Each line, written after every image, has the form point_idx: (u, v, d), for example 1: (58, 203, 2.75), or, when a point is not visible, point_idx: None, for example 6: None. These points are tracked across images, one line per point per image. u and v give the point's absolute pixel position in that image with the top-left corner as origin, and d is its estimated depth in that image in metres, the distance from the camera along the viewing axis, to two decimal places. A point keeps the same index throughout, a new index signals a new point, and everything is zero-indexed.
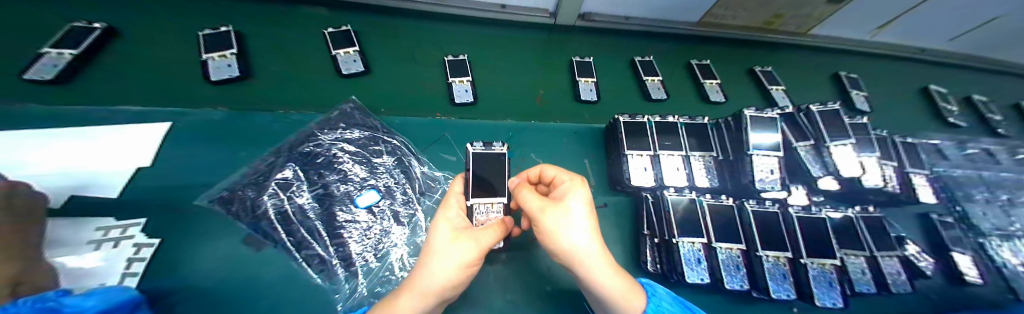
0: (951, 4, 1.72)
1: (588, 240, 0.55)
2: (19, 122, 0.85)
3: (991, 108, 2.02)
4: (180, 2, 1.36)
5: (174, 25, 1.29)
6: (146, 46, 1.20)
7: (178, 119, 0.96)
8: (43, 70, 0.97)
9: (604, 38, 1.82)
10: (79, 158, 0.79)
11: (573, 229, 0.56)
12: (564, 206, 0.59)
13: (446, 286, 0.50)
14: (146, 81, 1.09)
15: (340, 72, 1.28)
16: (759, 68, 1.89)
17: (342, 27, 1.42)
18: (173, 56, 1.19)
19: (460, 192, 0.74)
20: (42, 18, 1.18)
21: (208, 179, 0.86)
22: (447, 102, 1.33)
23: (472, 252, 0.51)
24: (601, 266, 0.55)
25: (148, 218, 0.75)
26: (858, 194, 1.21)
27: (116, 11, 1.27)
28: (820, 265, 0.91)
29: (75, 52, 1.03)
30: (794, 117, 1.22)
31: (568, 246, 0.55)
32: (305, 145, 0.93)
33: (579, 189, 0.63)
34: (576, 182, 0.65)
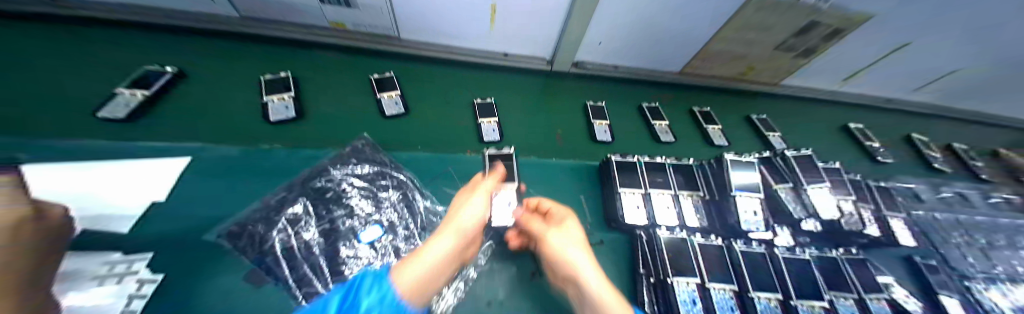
0: (908, 58, 1.97)
1: (582, 256, 0.80)
2: (69, 154, 0.92)
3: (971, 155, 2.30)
4: (225, 47, 1.53)
5: (217, 67, 1.44)
6: (205, 86, 1.34)
7: (198, 155, 1.02)
8: (116, 108, 1.09)
9: (603, 84, 2.02)
10: (110, 193, 0.83)
11: (570, 246, 0.83)
12: (563, 232, 0.88)
13: (465, 231, 0.80)
14: (190, 117, 1.18)
15: (381, 113, 1.41)
16: (756, 116, 2.06)
17: (386, 74, 1.59)
18: (216, 95, 1.31)
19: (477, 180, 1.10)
20: (99, 61, 1.32)
21: (221, 212, 0.89)
22: (476, 139, 1.43)
23: (482, 201, 0.92)
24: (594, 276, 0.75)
25: (154, 252, 0.76)
26: (844, 237, 1.25)
27: (187, 56, 1.45)
28: (811, 308, 0.92)
29: (147, 92, 1.16)
30: (772, 161, 1.33)
31: (568, 257, 0.79)
32: (317, 181, 0.97)
33: (571, 222, 0.95)
34: (570, 218, 0.97)
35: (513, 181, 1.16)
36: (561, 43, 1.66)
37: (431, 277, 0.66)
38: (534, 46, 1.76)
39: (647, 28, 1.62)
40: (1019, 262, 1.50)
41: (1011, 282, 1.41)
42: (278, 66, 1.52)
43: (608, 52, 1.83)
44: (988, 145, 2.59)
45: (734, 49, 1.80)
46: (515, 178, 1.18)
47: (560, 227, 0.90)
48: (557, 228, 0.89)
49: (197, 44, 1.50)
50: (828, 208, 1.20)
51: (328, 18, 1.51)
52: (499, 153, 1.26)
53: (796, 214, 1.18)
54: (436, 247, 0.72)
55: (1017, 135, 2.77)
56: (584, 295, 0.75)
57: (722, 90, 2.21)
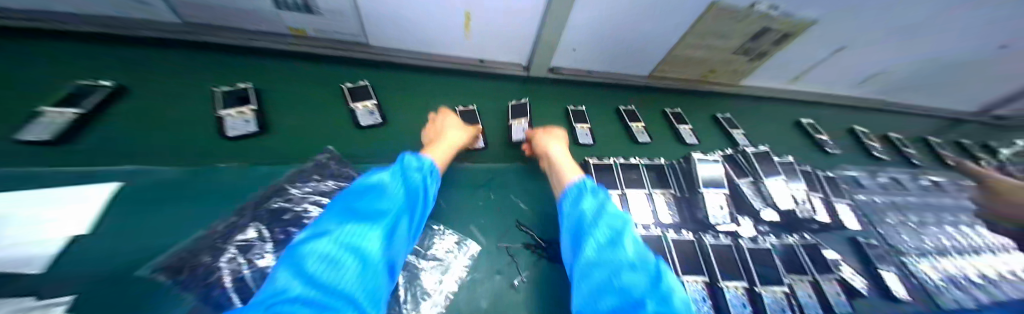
0: (848, 58, 2.21)
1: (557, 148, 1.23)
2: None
3: (903, 143, 2.64)
4: (170, 57, 1.40)
5: (161, 79, 1.31)
6: (149, 101, 1.21)
7: (131, 179, 0.92)
8: (38, 130, 0.95)
9: (579, 88, 2.07)
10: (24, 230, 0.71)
11: (553, 143, 1.26)
12: (552, 137, 1.33)
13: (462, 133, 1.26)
14: (130, 136, 1.07)
15: (356, 123, 1.37)
16: (721, 115, 2.22)
17: (360, 83, 1.54)
18: (161, 111, 1.19)
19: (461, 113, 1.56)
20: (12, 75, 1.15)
21: (163, 241, 0.80)
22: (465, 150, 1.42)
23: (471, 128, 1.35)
24: (562, 155, 1.18)
25: (77, 295, 0.65)
26: (796, 223, 1.38)
27: (127, 69, 1.31)
28: (773, 293, 0.99)
29: (79, 111, 1.03)
30: (735, 157, 1.45)
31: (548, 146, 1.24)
32: (273, 201, 0.91)
33: (560, 134, 1.38)
34: (561, 132, 1.40)
35: (524, 118, 1.62)
36: (537, 49, 1.69)
37: (447, 156, 1.12)
38: (508, 52, 1.77)
39: (615, 36, 1.69)
40: (944, 236, 1.72)
41: (941, 254, 1.60)
42: (236, 78, 1.42)
43: (581, 58, 1.89)
44: (912, 133, 2.95)
45: (695, 54, 1.93)
46: (526, 116, 1.63)
47: (551, 135, 1.35)
48: (548, 134, 1.36)
49: (138, 55, 1.36)
50: (785, 198, 1.30)
51: (289, 24, 1.43)
52: (518, 103, 1.71)
53: (756, 206, 1.29)
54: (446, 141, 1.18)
55: (935, 122, 3.18)
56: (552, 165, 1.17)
57: (689, 91, 2.35)
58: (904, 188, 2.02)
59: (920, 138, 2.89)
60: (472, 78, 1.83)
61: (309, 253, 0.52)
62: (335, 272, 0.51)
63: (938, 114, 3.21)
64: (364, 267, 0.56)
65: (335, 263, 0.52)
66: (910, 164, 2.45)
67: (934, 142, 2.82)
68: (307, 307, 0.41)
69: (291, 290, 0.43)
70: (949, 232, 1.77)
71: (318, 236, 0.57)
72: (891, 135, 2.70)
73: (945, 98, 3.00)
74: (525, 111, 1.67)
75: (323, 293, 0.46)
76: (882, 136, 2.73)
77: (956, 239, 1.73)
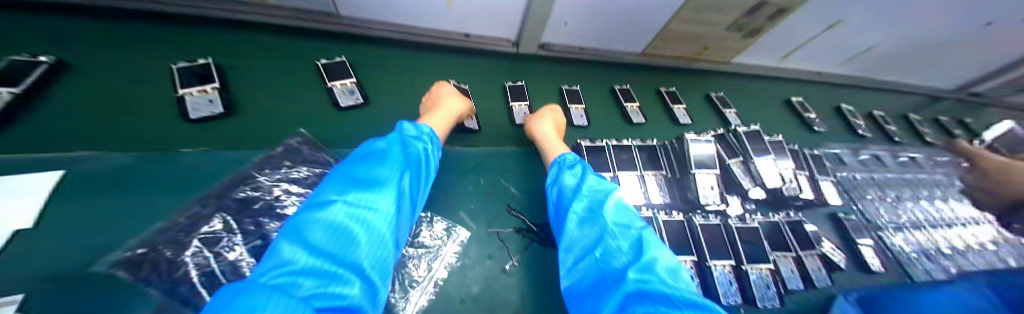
0: (841, 35, 2.17)
1: (545, 127, 1.25)
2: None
3: (887, 121, 2.70)
4: (111, 31, 1.24)
5: (103, 55, 1.16)
6: (94, 79, 1.08)
7: (71, 169, 0.82)
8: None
9: (571, 66, 1.98)
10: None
11: (542, 122, 1.28)
12: (541, 116, 1.33)
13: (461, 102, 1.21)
14: (75, 120, 0.95)
15: (334, 104, 1.27)
16: (715, 94, 2.18)
17: (336, 59, 1.42)
18: (107, 91, 1.06)
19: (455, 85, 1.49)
20: None
21: (121, 234, 0.74)
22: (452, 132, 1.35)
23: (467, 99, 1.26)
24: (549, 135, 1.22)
25: (28, 294, 0.59)
26: (782, 201, 1.41)
27: (58, 42, 1.14)
28: (760, 271, 1.01)
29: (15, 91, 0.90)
30: (726, 138, 1.42)
31: (536, 127, 1.27)
32: (241, 190, 0.84)
33: (551, 110, 1.37)
34: (553, 109, 1.39)
35: (524, 101, 1.60)
36: (526, 24, 1.58)
37: (446, 125, 1.08)
38: (495, 26, 1.65)
39: (608, 9, 1.59)
40: (918, 210, 1.80)
41: (914, 228, 1.70)
42: (191, 53, 1.27)
43: (573, 33, 1.79)
44: (894, 111, 3.01)
45: (691, 29, 1.85)
46: (525, 99, 1.61)
47: (540, 114, 1.35)
48: (539, 113, 1.36)
49: (80, 29, 1.20)
50: (773, 178, 1.29)
51: None
52: (514, 85, 1.66)
53: (746, 185, 1.28)
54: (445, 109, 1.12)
55: (916, 99, 3.25)
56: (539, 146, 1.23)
57: (682, 70, 2.29)
58: (883, 165, 2.08)
59: (902, 116, 2.96)
60: (457, 55, 1.71)
61: (313, 222, 0.48)
62: (342, 242, 0.48)
63: (920, 91, 3.27)
64: (373, 236, 0.54)
65: (341, 233, 0.49)
66: (891, 141, 2.53)
67: (914, 119, 2.89)
68: (311, 279, 0.39)
69: (295, 261, 0.41)
70: (923, 206, 1.85)
71: (321, 205, 0.53)
72: (875, 113, 2.75)
73: (929, 75, 3.04)
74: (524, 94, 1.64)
75: (331, 263, 0.44)
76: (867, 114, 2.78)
77: (928, 212, 1.82)
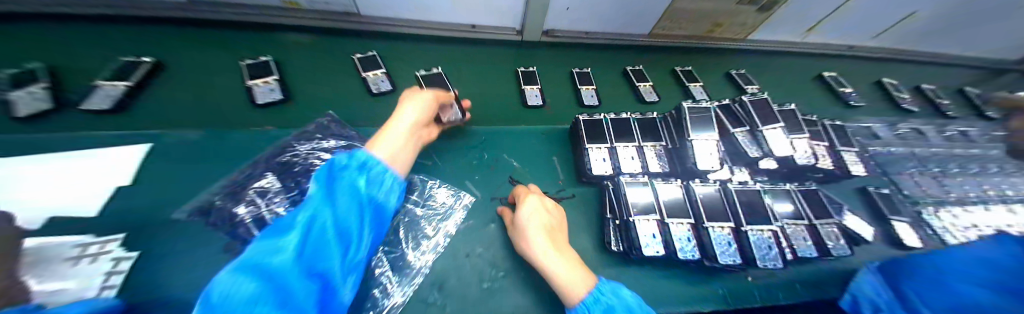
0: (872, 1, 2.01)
1: (546, 247, 0.76)
2: (42, 148, 0.95)
3: (939, 94, 2.44)
4: (179, 34, 1.48)
5: (178, 54, 1.40)
6: (183, 75, 1.34)
7: (156, 140, 1.02)
8: (32, 106, 1.04)
9: (580, 51, 2.02)
10: (43, 200, 0.82)
11: (536, 239, 0.79)
12: (527, 222, 0.85)
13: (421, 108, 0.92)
14: (166, 105, 1.20)
15: (369, 91, 1.42)
16: (735, 71, 2.12)
17: (369, 53, 1.58)
18: (181, 84, 1.29)
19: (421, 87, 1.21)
20: (52, 52, 1.29)
21: (194, 190, 0.93)
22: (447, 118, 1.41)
23: (426, 97, 0.96)
24: (557, 260, 0.74)
25: (125, 234, 0.81)
26: (800, 172, 1.39)
27: (141, 46, 1.40)
28: (761, 232, 1.01)
29: (128, 83, 1.17)
30: (730, 107, 1.38)
31: (536, 252, 0.77)
32: (283, 156, 0.98)
33: (535, 204, 0.91)
34: (535, 197, 0.94)
35: (536, 85, 1.67)
36: (529, 11, 1.66)
37: (404, 148, 0.81)
38: (499, 16, 1.73)
39: None
40: (968, 186, 1.65)
41: (957, 204, 1.57)
42: (244, 53, 1.49)
43: (575, 18, 1.83)
44: (947, 85, 2.71)
45: (698, 5, 1.82)
46: (537, 83, 1.67)
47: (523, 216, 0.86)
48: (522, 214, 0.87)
49: (164, 34, 1.46)
50: (782, 147, 1.24)
51: None
52: (526, 71, 1.74)
53: (752, 154, 1.25)
54: (400, 123, 0.83)
55: (976, 73, 2.89)
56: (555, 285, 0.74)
57: (695, 50, 2.22)
58: (925, 139, 1.91)
59: (958, 89, 2.65)
60: (470, 46, 1.83)
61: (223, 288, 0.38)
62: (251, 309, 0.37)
63: (983, 64, 2.90)
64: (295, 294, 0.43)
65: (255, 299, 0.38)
66: (942, 116, 2.29)
67: (974, 92, 2.57)
68: None
69: None
70: (974, 181, 1.70)
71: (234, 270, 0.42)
72: (924, 86, 2.49)
73: (993, 44, 2.69)
74: (536, 78, 1.70)
75: None
76: (913, 88, 2.53)
77: (980, 188, 1.67)
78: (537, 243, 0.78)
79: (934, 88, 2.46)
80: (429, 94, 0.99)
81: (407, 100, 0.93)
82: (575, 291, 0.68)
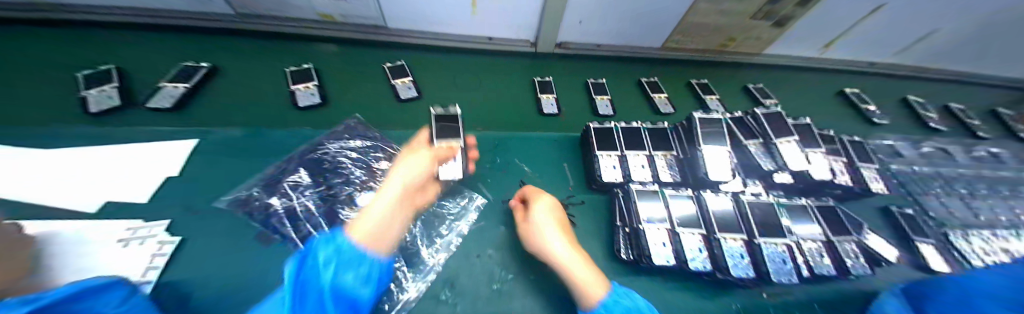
0: (891, 18, 1.99)
1: (560, 242, 0.80)
2: (108, 139, 1.08)
3: (969, 114, 2.35)
4: (231, 43, 1.66)
5: (229, 61, 1.58)
6: (231, 81, 1.48)
7: (201, 137, 1.13)
8: (106, 102, 1.20)
9: (594, 63, 2.08)
10: (111, 185, 0.93)
11: (549, 233, 0.83)
12: (537, 216, 0.89)
13: (405, 184, 0.81)
14: (215, 106, 1.33)
15: (397, 97, 1.51)
16: (754, 86, 2.11)
17: (398, 63, 1.69)
18: (230, 86, 1.45)
19: (425, 139, 1.06)
20: (130, 58, 1.50)
21: (233, 182, 1.01)
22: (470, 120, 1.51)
23: (422, 157, 0.92)
24: (569, 257, 0.77)
25: (171, 219, 0.90)
26: (817, 188, 1.37)
27: (199, 54, 1.59)
28: (774, 245, 1.00)
29: (187, 85, 1.32)
30: (743, 120, 1.39)
31: (551, 248, 0.80)
32: (314, 153, 1.06)
33: (547, 203, 0.95)
34: (547, 198, 0.98)
35: (551, 94, 1.71)
36: (543, 25, 1.74)
37: (389, 221, 0.73)
38: (515, 28, 1.81)
39: (621, 6, 1.67)
40: (998, 210, 1.58)
41: (989, 228, 1.49)
42: (282, 61, 1.63)
43: (589, 31, 1.89)
44: (978, 105, 2.60)
45: (710, 21, 1.86)
46: (553, 92, 1.72)
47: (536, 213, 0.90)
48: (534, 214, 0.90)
49: (218, 43, 1.65)
50: (796, 160, 1.25)
51: (316, 9, 1.59)
52: (542, 80, 1.78)
53: (767, 167, 1.25)
54: (374, 207, 0.72)
55: (1008, 93, 2.78)
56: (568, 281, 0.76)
57: (708, 63, 2.24)
58: (951, 160, 1.84)
59: (990, 110, 2.54)
60: (491, 57, 1.92)
61: None
62: None
63: (1015, 84, 2.79)
64: None
65: None
66: (972, 136, 2.20)
67: (1008, 113, 2.46)
68: None
69: None
70: (1006, 205, 1.62)
71: None
72: (953, 105, 2.40)
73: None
74: (552, 88, 1.75)
75: None
76: (940, 106, 2.44)
77: (1013, 213, 1.58)
78: (544, 233, 0.84)
79: (964, 108, 2.37)
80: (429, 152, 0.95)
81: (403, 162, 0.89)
82: (592, 293, 0.70)
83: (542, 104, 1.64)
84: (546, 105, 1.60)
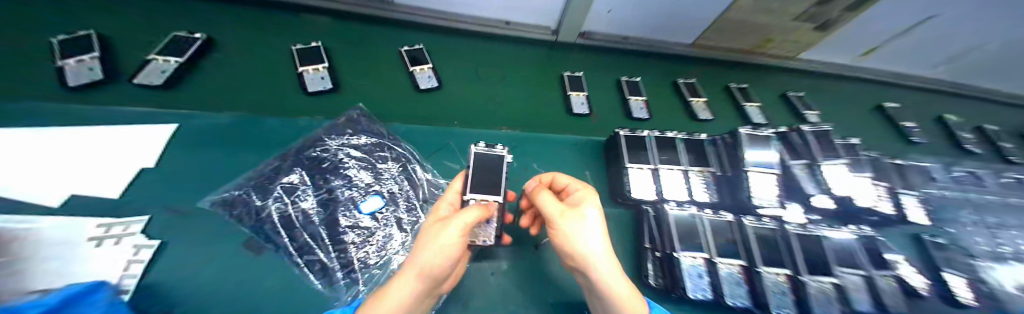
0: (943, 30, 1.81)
1: (602, 248, 0.58)
2: (70, 119, 0.93)
3: (1002, 136, 2.23)
4: (220, 12, 1.48)
5: (218, 31, 1.40)
6: (227, 57, 1.32)
7: (184, 122, 1.01)
8: (87, 76, 1.07)
9: (629, 58, 1.89)
10: (78, 171, 0.81)
11: (589, 235, 0.59)
12: (579, 212, 0.63)
13: (428, 272, 0.52)
14: (201, 85, 1.18)
15: (415, 87, 1.36)
16: (793, 93, 1.97)
17: (416, 46, 1.53)
18: (221, 59, 1.30)
19: (458, 191, 0.77)
20: (105, 22, 1.32)
21: (219, 177, 0.90)
22: (483, 115, 1.37)
23: (456, 231, 0.55)
24: (613, 272, 0.59)
25: (150, 216, 0.79)
26: (854, 214, 1.28)
27: (185, 21, 1.42)
28: (820, 284, 0.91)
29: (180, 59, 1.19)
30: (789, 136, 1.27)
31: (584, 251, 0.58)
32: (312, 150, 0.94)
33: (591, 197, 0.70)
34: (589, 191, 0.72)
35: (582, 91, 1.56)
36: (567, 12, 1.55)
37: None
38: (536, 14, 1.62)
39: None
40: None
41: (1016, 261, 1.43)
42: (276, 35, 1.46)
43: (616, 22, 1.70)
44: (1011, 126, 2.48)
45: (750, 19, 1.67)
46: (584, 89, 1.57)
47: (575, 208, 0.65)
48: (569, 210, 0.64)
49: (206, 11, 1.47)
50: (842, 185, 1.17)
51: None
52: (572, 75, 1.63)
53: (809, 191, 1.15)
54: (386, 305, 0.51)
55: None
56: (599, 292, 0.62)
57: (739, 65, 2.06)
58: (983, 185, 1.74)
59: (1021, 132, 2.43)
60: (516, 44, 1.74)
61: None
62: None
63: None
64: None
65: None
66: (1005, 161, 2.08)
67: None
68: None
69: None
70: None
71: None
72: (987, 126, 2.28)
73: None
74: (582, 84, 1.59)
75: None
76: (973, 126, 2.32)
77: None
78: (584, 220, 0.62)
79: (997, 129, 2.25)
80: (467, 216, 0.58)
81: (432, 233, 0.57)
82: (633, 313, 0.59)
83: (572, 103, 1.50)
84: (578, 106, 1.45)
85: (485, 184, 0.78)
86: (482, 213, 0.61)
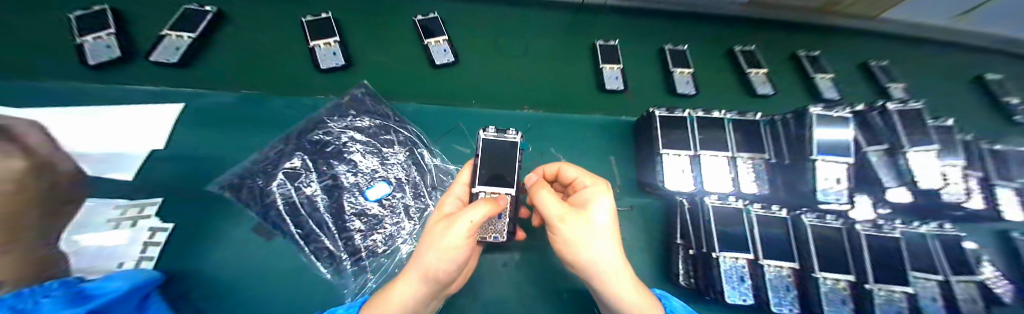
0: None
1: (609, 258, 0.48)
2: (82, 98, 0.93)
3: None
4: None
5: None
6: (239, 31, 1.21)
7: (189, 102, 0.98)
8: (105, 54, 1.01)
9: (681, 22, 1.60)
10: (95, 152, 0.82)
11: (596, 243, 0.48)
12: (584, 216, 0.50)
13: (432, 275, 0.46)
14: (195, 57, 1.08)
15: (430, 62, 1.23)
16: (875, 62, 1.65)
17: (430, 15, 1.35)
18: (231, 32, 1.19)
19: (466, 183, 0.69)
20: None
21: (225, 161, 0.88)
22: (497, 91, 1.23)
23: (464, 229, 0.45)
24: (624, 282, 0.49)
25: (163, 198, 0.79)
26: (934, 209, 1.08)
27: None
28: (891, 293, 0.77)
29: (192, 35, 1.10)
30: (865, 116, 1.04)
31: (588, 259, 0.48)
32: (314, 133, 0.87)
33: (603, 196, 0.55)
34: (600, 188, 0.57)
35: (617, 63, 1.35)
36: None
37: None
38: None
39: None
40: None
41: None
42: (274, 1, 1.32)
43: None
44: None
45: None
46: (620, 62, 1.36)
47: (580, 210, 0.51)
48: (572, 212, 0.51)
49: None
50: (930, 176, 0.95)
51: None
52: (606, 45, 1.41)
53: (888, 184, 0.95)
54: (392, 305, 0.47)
55: None
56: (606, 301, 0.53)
57: (805, 26, 1.70)
58: None
59: None
60: (546, 8, 1.49)
61: None
62: None
63: None
64: None
65: None
66: None
67: None
68: None
69: None
70: None
71: None
72: None
73: None
74: (618, 56, 1.38)
75: None
76: None
77: None
78: (592, 226, 0.49)
79: None
80: (474, 213, 0.47)
81: (434, 233, 0.48)
82: None
83: (605, 77, 1.31)
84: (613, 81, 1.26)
85: (495, 176, 0.71)
86: (492, 208, 0.51)
